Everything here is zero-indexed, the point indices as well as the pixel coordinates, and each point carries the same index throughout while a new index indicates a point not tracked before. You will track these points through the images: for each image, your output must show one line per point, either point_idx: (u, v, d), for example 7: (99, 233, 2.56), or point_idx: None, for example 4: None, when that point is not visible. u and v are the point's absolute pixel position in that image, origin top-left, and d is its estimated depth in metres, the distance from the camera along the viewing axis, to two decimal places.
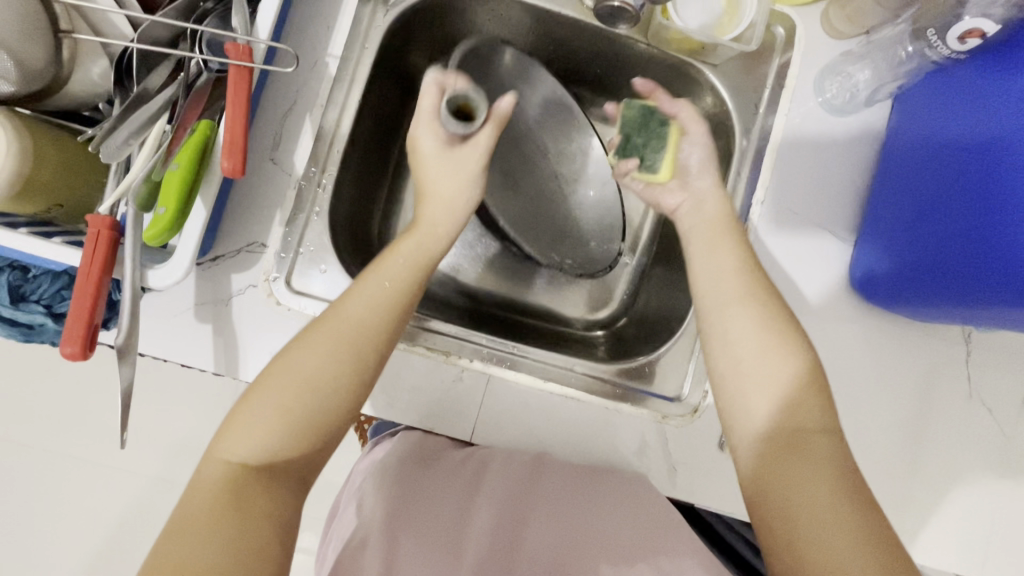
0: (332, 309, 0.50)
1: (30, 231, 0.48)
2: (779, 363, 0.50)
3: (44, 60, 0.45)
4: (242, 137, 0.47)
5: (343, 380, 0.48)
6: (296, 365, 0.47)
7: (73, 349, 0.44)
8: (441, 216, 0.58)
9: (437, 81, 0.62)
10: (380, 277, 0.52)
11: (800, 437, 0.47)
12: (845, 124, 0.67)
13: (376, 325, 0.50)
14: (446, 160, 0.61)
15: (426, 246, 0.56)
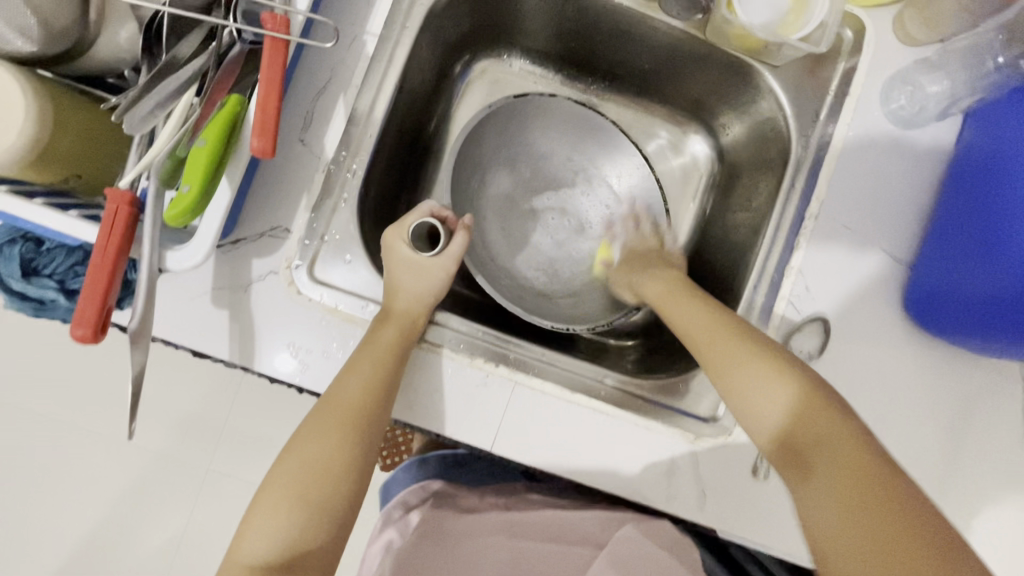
0: (327, 398, 0.54)
1: (46, 203, 0.45)
2: (771, 381, 0.51)
3: (70, 18, 0.42)
4: (274, 115, 0.44)
5: (345, 466, 0.52)
6: (297, 464, 0.52)
7: (84, 331, 0.42)
8: (416, 304, 0.59)
9: (429, 208, 0.63)
10: (366, 356, 0.54)
11: (812, 451, 0.48)
12: (910, 137, 0.62)
13: (365, 404, 0.53)
14: (412, 270, 0.60)
15: (408, 327, 0.57)
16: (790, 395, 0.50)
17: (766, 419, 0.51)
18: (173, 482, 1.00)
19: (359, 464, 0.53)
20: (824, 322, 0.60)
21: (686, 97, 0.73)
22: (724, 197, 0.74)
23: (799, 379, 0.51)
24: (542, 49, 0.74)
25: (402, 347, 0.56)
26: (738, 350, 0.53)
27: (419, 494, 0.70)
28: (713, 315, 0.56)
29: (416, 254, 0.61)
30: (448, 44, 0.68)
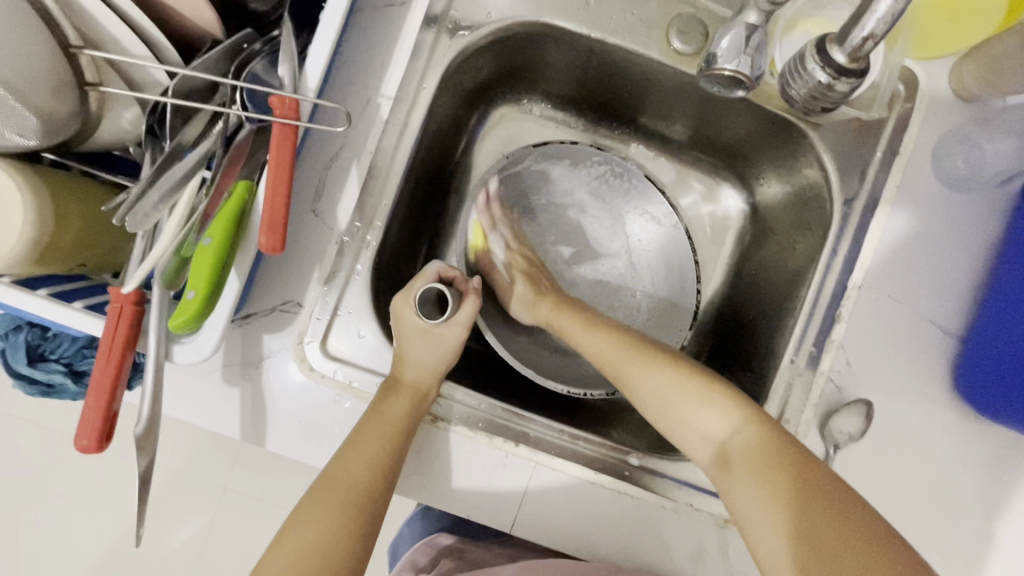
0: (327, 476, 0.50)
1: (50, 292, 0.43)
2: (703, 411, 0.52)
3: (68, 114, 0.39)
4: (283, 210, 0.42)
5: (346, 550, 0.49)
6: (295, 549, 0.48)
7: (88, 442, 0.40)
8: (426, 375, 0.56)
9: (435, 271, 0.60)
10: (374, 432, 0.51)
11: (727, 454, 0.50)
12: (962, 200, 0.58)
13: (371, 485, 0.50)
14: (422, 339, 0.57)
15: (416, 401, 0.54)
16: (733, 421, 0.51)
17: (706, 443, 0.52)
18: (168, 539, 0.93)
19: (361, 547, 0.50)
20: (867, 405, 0.56)
21: (717, 143, 0.69)
22: (755, 251, 0.70)
23: (743, 403, 0.51)
24: (564, 94, 0.70)
25: (410, 422, 0.53)
26: (657, 373, 0.55)
27: (426, 552, 0.69)
28: (651, 352, 0.57)
29: (426, 323, 0.57)
30: (465, 95, 0.65)
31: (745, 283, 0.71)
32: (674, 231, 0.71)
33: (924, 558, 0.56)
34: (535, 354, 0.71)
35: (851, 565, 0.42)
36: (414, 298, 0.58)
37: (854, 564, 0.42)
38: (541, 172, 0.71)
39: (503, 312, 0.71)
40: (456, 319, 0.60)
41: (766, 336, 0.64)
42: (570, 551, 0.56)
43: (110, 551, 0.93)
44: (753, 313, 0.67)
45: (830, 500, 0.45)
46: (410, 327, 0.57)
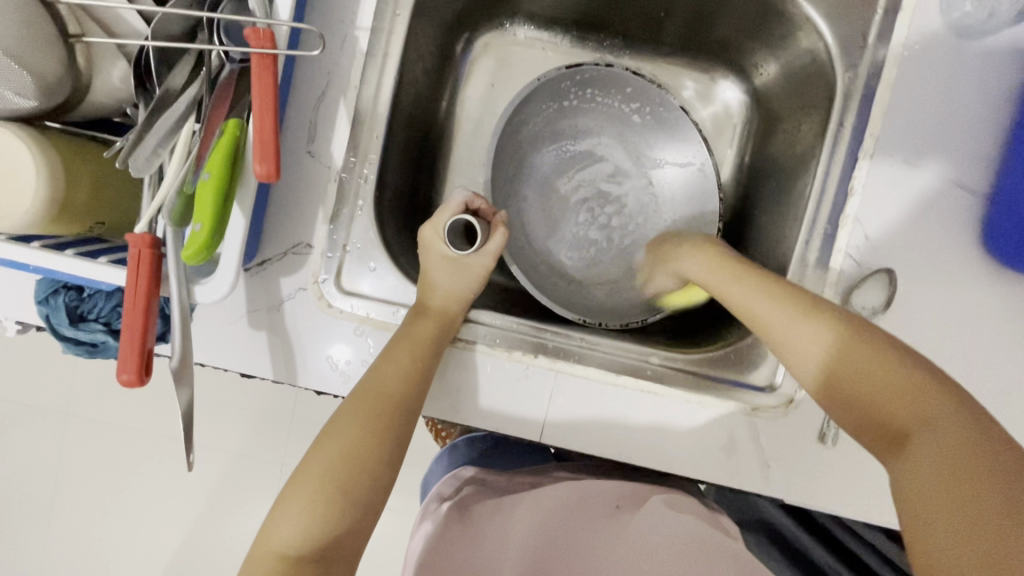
0: (363, 386, 0.50)
1: (77, 252, 0.46)
2: (754, 297, 0.51)
3: (60, 71, 0.41)
4: (272, 138, 0.43)
5: (379, 459, 0.49)
6: (333, 452, 0.47)
7: (130, 375, 0.43)
8: (452, 299, 0.57)
9: (461, 201, 0.60)
10: (404, 347, 0.52)
11: (894, 425, 0.43)
12: (976, 50, 0.54)
13: (403, 396, 0.50)
14: (447, 267, 0.58)
15: (443, 325, 0.55)
16: (824, 338, 0.47)
17: (808, 366, 0.48)
18: (240, 495, 1.01)
19: (390, 459, 0.49)
20: (889, 272, 0.54)
21: (708, 39, 0.67)
22: (764, 144, 0.68)
23: (835, 321, 0.47)
24: (546, 11, 0.69)
25: (441, 342, 0.54)
26: (748, 298, 0.51)
27: (451, 483, 0.66)
28: (759, 279, 0.51)
29: (451, 251, 0.59)
30: (446, 25, 0.64)
31: (755, 176, 0.69)
32: (698, 146, 0.68)
33: None
34: (553, 283, 0.71)
35: (966, 475, 0.38)
36: (446, 230, 0.59)
37: (966, 470, 0.38)
38: (578, 101, 0.71)
39: (524, 242, 0.71)
40: (483, 249, 0.61)
41: (780, 224, 0.62)
42: (602, 453, 0.57)
43: (191, 516, 1.02)
44: (764, 205, 0.66)
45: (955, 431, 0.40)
46: (437, 255, 0.59)
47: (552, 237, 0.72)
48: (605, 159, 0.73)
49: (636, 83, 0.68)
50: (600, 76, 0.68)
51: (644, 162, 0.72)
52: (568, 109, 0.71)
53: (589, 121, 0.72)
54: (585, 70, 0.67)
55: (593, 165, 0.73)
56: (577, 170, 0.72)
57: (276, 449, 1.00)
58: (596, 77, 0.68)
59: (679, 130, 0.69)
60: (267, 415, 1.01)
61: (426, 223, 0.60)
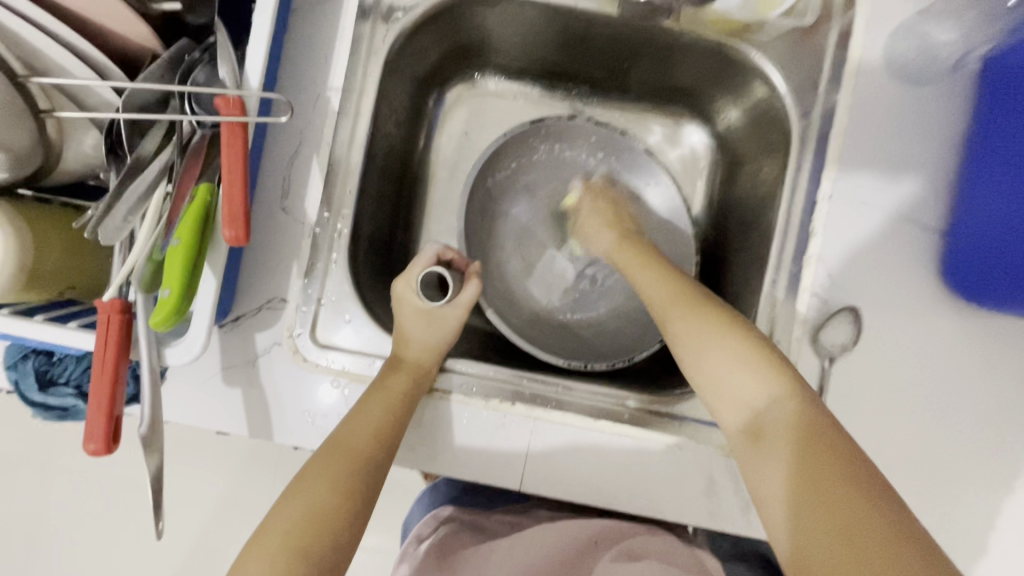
0: (332, 442, 0.50)
1: (46, 317, 0.46)
2: (690, 320, 0.52)
3: (31, 144, 0.42)
4: (241, 202, 0.44)
5: (346, 518, 0.47)
6: (298, 511, 0.46)
7: (96, 445, 0.42)
8: (428, 353, 0.57)
9: (434, 254, 0.62)
10: (376, 400, 0.52)
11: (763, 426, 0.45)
12: (922, 95, 0.57)
13: (372, 450, 0.50)
14: (422, 320, 0.58)
15: (416, 379, 0.55)
16: (774, 393, 0.46)
17: (740, 409, 0.47)
18: (218, 551, 0.97)
19: (358, 517, 0.48)
20: (853, 310, 0.55)
21: (672, 87, 0.70)
22: (730, 183, 0.70)
23: (769, 356, 0.48)
24: (516, 64, 0.71)
25: (413, 397, 0.54)
26: (681, 320, 0.53)
27: (431, 523, 0.65)
28: (700, 307, 0.52)
29: (426, 305, 0.59)
30: (418, 78, 0.67)
31: (722, 216, 0.71)
32: (672, 188, 0.69)
33: (934, 462, 0.55)
34: (533, 327, 0.71)
35: (837, 511, 0.39)
36: (418, 284, 0.59)
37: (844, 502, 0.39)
38: (552, 151, 0.73)
39: (504, 288, 0.72)
40: (456, 301, 0.61)
41: (748, 263, 0.64)
42: (585, 500, 0.57)
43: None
44: (733, 243, 0.68)
45: (840, 478, 0.40)
46: (411, 308, 0.59)
47: (531, 282, 0.73)
48: None
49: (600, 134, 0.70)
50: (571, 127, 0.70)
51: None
52: (539, 159, 0.73)
53: (559, 170, 0.74)
54: (551, 123, 0.70)
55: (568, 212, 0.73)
56: (553, 217, 0.74)
57: (255, 500, 0.97)
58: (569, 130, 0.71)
59: (649, 175, 0.71)
60: (245, 467, 0.98)
61: (398, 276, 0.61)
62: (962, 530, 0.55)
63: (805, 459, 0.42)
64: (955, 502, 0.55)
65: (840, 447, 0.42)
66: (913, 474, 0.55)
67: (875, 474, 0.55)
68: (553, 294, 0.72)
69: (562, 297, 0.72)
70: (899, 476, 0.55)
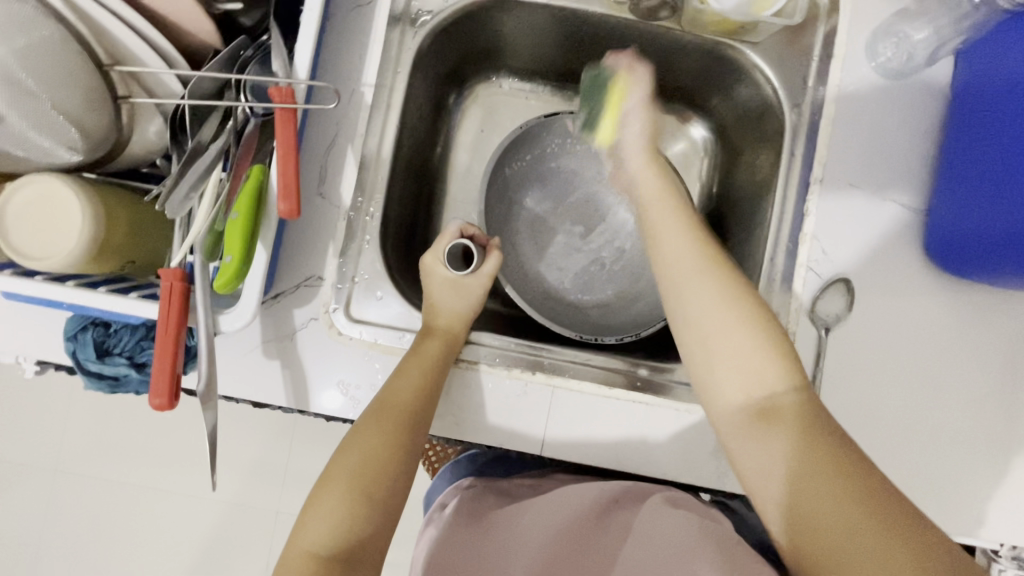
0: (378, 399, 0.54)
1: (109, 288, 0.50)
2: (694, 298, 0.52)
3: (106, 127, 0.47)
4: (294, 180, 0.48)
5: (397, 466, 0.52)
6: (356, 460, 0.51)
7: (161, 400, 0.47)
8: (455, 320, 0.61)
9: (457, 229, 0.66)
10: (416, 362, 0.56)
11: (771, 407, 0.48)
12: (901, 88, 0.63)
13: (415, 405, 0.54)
14: (450, 289, 0.63)
15: (448, 340, 0.59)
16: (777, 386, 0.48)
17: (739, 396, 0.49)
18: None
19: (408, 463, 0.53)
20: (847, 282, 0.60)
21: (673, 86, 0.76)
22: (729, 174, 0.76)
23: (773, 336, 0.50)
24: (528, 66, 0.77)
25: (447, 359, 0.58)
26: (684, 301, 0.53)
27: (454, 492, 0.68)
28: (718, 276, 0.53)
29: (453, 275, 0.64)
30: (440, 79, 0.72)
31: (722, 204, 0.76)
32: None
33: (925, 422, 0.60)
34: (548, 310, 0.76)
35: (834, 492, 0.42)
36: (444, 256, 0.64)
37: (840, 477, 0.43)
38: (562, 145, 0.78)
39: (521, 273, 0.77)
40: (480, 272, 0.65)
41: (747, 245, 0.69)
42: (602, 462, 0.61)
43: None
44: (733, 228, 0.73)
45: (847, 466, 0.43)
46: (439, 279, 0.64)
47: (545, 268, 0.77)
48: (590, 196, 0.79)
49: None
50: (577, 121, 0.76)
51: (626, 198, 0.78)
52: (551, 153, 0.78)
53: (569, 163, 0.79)
54: (559, 120, 0.75)
55: (580, 202, 0.79)
56: (565, 206, 0.78)
57: None
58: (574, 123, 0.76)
59: None
60: None
61: (426, 252, 0.65)
62: (952, 483, 0.60)
63: (811, 448, 0.45)
64: (946, 459, 0.60)
65: (845, 445, 0.45)
66: (906, 434, 0.60)
67: (870, 434, 0.60)
68: (566, 279, 0.77)
69: (575, 281, 0.77)
70: (892, 434, 0.60)
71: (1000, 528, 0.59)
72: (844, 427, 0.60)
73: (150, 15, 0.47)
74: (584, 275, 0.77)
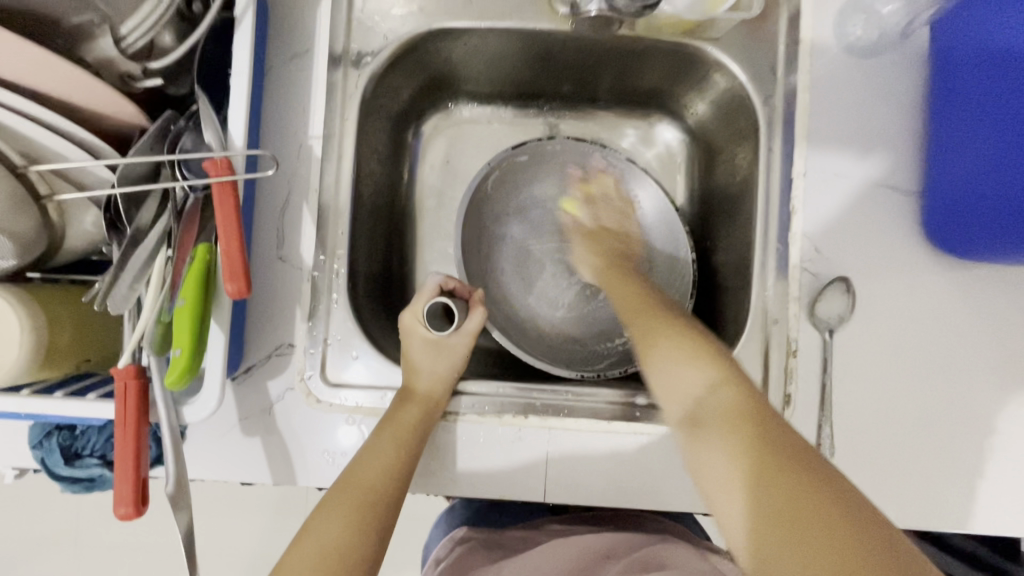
0: (344, 479, 0.51)
1: (65, 392, 0.48)
2: (687, 368, 0.46)
3: (34, 229, 0.44)
4: (240, 256, 0.46)
5: (359, 556, 0.46)
6: (312, 555, 0.45)
7: (127, 509, 0.44)
8: (439, 384, 0.57)
9: (436, 284, 0.62)
10: (388, 436, 0.53)
11: (700, 416, 0.43)
12: (876, 65, 0.59)
13: (385, 484, 0.51)
14: (431, 351, 0.59)
15: (428, 414, 0.56)
16: (711, 380, 0.44)
17: (682, 400, 0.45)
18: None
19: (370, 552, 0.47)
20: (845, 280, 0.56)
21: (638, 91, 0.72)
22: (708, 173, 0.72)
23: (726, 369, 0.45)
24: (486, 90, 0.74)
25: (424, 428, 0.55)
26: (691, 376, 0.45)
27: (447, 546, 0.65)
28: (673, 322, 0.51)
29: (434, 334, 0.59)
30: (394, 116, 0.69)
31: (705, 206, 0.73)
32: (654, 188, 0.72)
33: (946, 416, 0.56)
34: (544, 346, 0.72)
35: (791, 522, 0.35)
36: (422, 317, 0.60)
37: (815, 508, 0.35)
38: (537, 170, 0.74)
39: (511, 309, 0.74)
40: (462, 329, 0.61)
41: (735, 248, 0.65)
42: (608, 502, 0.57)
43: None
44: (719, 231, 0.69)
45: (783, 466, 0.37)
46: (419, 339, 0.59)
47: (535, 300, 0.74)
48: None
49: (582, 152, 0.73)
50: (553, 146, 0.73)
51: (609, 218, 0.74)
52: (526, 181, 0.74)
53: (547, 188, 0.75)
54: (531, 146, 0.72)
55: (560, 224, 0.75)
56: (549, 234, 0.75)
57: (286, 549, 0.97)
58: (551, 147, 0.73)
59: (633, 179, 0.72)
60: (273, 517, 0.98)
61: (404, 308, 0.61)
62: (980, 476, 0.56)
63: (759, 447, 0.39)
64: (972, 452, 0.56)
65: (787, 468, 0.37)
66: (927, 431, 0.56)
67: (891, 437, 0.56)
68: (556, 308, 0.74)
69: (566, 307, 0.74)
70: (911, 433, 0.56)
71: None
72: (862, 433, 0.56)
73: (66, 105, 0.44)
74: (576, 301, 0.73)
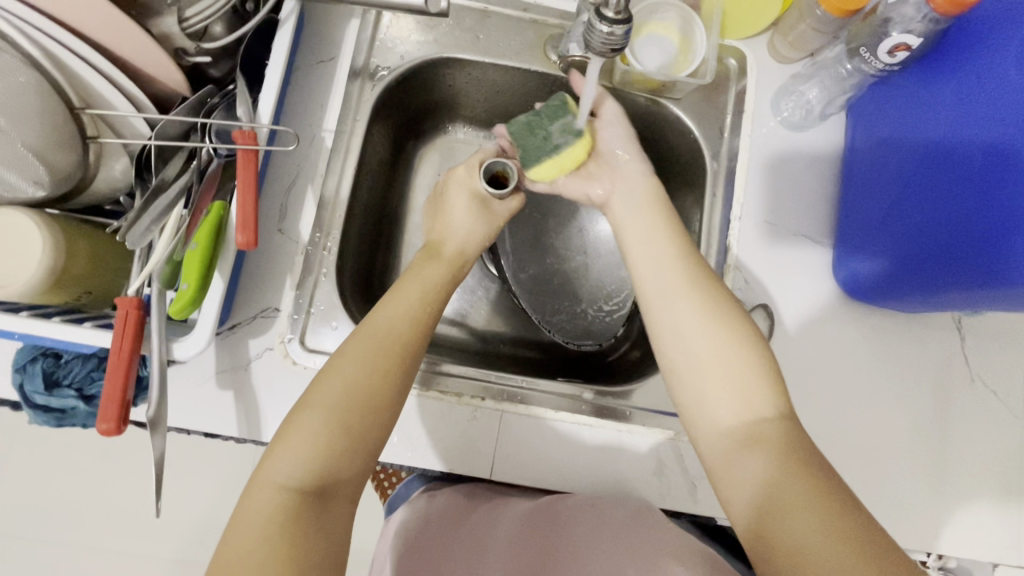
0: (370, 320, 0.52)
1: (63, 318, 0.51)
2: (706, 340, 0.51)
3: (72, 165, 0.50)
4: (253, 213, 0.52)
5: (385, 399, 0.49)
6: (338, 386, 0.48)
7: (109, 424, 0.48)
8: (468, 247, 0.63)
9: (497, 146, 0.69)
10: (414, 284, 0.56)
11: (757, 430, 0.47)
12: (803, 137, 0.72)
13: (406, 332, 0.52)
14: (476, 208, 0.64)
15: (454, 265, 0.61)
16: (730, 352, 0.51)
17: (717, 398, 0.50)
18: None
19: (396, 395, 0.50)
20: (765, 307, 0.67)
21: None
22: None
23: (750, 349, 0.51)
24: (480, 118, 0.84)
25: (450, 285, 0.59)
26: (707, 340, 0.51)
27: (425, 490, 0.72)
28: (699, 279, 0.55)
29: (483, 192, 0.65)
30: (397, 128, 0.78)
31: None
32: None
33: (841, 434, 0.66)
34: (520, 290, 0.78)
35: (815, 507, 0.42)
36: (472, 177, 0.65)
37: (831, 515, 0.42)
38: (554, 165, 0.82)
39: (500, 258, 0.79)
40: (505, 201, 0.66)
41: None
42: (548, 486, 0.63)
43: None
44: None
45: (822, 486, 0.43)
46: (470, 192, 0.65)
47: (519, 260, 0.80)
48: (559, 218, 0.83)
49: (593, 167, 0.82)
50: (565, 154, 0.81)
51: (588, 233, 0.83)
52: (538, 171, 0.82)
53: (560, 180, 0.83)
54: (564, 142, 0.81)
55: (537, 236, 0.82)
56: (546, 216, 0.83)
57: None
58: None
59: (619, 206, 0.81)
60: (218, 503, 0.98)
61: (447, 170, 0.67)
62: (866, 490, 0.65)
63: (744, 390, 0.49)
64: (862, 468, 0.65)
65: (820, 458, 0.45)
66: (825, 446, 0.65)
67: None
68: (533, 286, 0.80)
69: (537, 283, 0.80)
70: None
71: (911, 531, 0.64)
72: None
73: (123, 65, 0.51)
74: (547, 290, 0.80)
